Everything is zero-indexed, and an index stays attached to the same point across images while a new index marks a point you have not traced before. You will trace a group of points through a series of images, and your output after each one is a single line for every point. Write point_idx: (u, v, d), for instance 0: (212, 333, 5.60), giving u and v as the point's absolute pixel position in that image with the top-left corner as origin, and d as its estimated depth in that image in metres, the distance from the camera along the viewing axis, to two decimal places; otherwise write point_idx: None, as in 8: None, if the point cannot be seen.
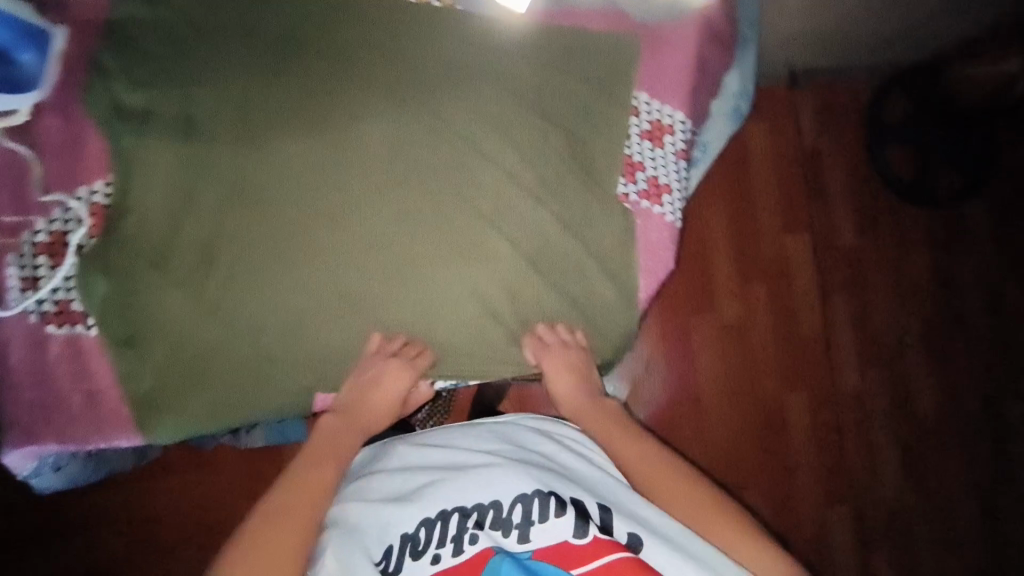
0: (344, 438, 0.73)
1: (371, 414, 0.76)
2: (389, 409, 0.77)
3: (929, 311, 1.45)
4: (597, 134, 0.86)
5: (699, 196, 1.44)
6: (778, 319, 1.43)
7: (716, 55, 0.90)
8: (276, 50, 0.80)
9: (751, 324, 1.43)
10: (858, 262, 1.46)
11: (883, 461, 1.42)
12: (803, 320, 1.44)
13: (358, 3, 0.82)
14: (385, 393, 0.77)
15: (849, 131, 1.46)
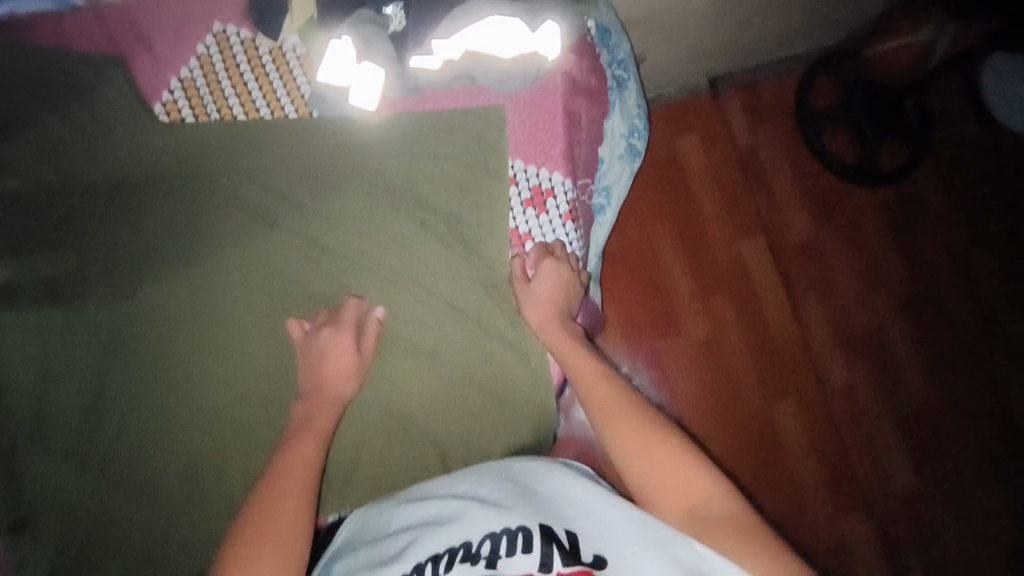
0: (321, 417, 0.70)
1: (331, 380, 0.73)
2: (346, 375, 0.74)
3: (891, 286, 1.51)
4: (475, 209, 0.84)
5: (646, 220, 1.50)
6: (748, 325, 1.47)
7: (586, 107, 0.90)
8: (134, 194, 0.78)
9: (722, 337, 1.46)
10: (813, 254, 1.52)
11: (882, 442, 1.44)
12: (772, 322, 1.48)
13: (212, 131, 0.81)
14: (335, 360, 0.74)
15: (780, 126, 1.56)
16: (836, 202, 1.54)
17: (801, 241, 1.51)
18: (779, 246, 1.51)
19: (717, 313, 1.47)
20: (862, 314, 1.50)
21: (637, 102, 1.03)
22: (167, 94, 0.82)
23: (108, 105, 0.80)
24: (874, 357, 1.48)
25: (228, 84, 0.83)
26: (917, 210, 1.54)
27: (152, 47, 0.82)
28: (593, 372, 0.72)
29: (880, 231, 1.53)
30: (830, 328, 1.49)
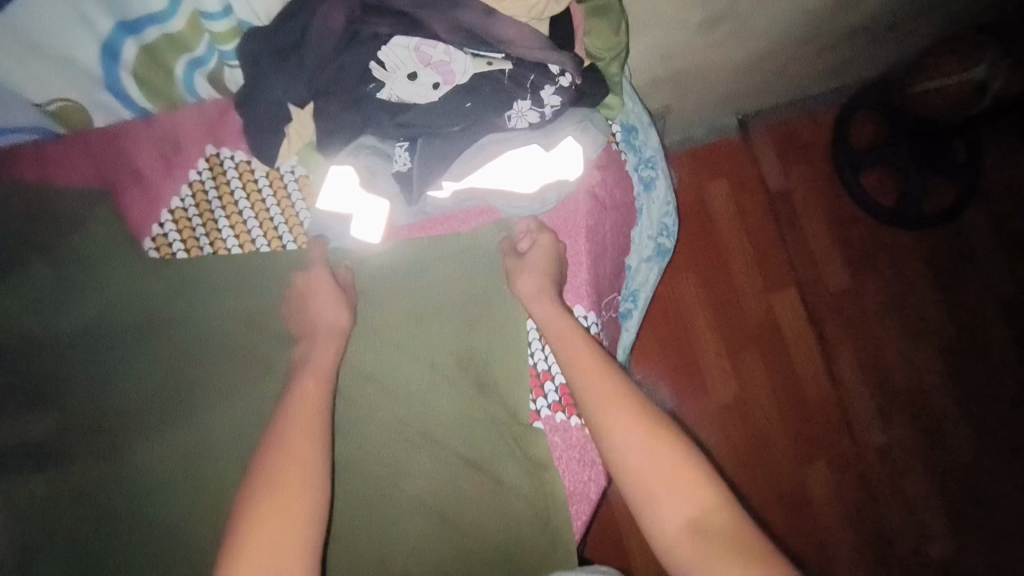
0: (320, 369, 0.67)
1: (321, 325, 0.70)
2: (335, 327, 0.70)
3: (926, 327, 1.58)
4: (490, 343, 0.77)
5: (676, 266, 1.60)
6: (776, 371, 1.53)
7: (609, 220, 0.83)
8: (123, 343, 0.73)
9: (750, 393, 1.52)
10: (845, 300, 1.60)
11: (912, 484, 1.50)
12: (802, 375, 1.54)
13: (205, 267, 0.75)
14: (317, 307, 0.70)
15: (819, 165, 1.67)
16: (871, 242, 1.63)
17: (832, 287, 1.59)
18: (810, 290, 1.59)
19: (745, 367, 1.53)
20: (894, 364, 1.56)
21: (666, 198, 0.92)
22: (157, 228, 0.77)
23: (90, 243, 0.74)
24: (908, 410, 1.54)
25: (221, 212, 0.77)
26: (959, 250, 1.62)
27: (140, 179, 0.77)
28: (589, 360, 0.65)
29: (917, 280, 1.61)
30: (860, 373, 1.55)
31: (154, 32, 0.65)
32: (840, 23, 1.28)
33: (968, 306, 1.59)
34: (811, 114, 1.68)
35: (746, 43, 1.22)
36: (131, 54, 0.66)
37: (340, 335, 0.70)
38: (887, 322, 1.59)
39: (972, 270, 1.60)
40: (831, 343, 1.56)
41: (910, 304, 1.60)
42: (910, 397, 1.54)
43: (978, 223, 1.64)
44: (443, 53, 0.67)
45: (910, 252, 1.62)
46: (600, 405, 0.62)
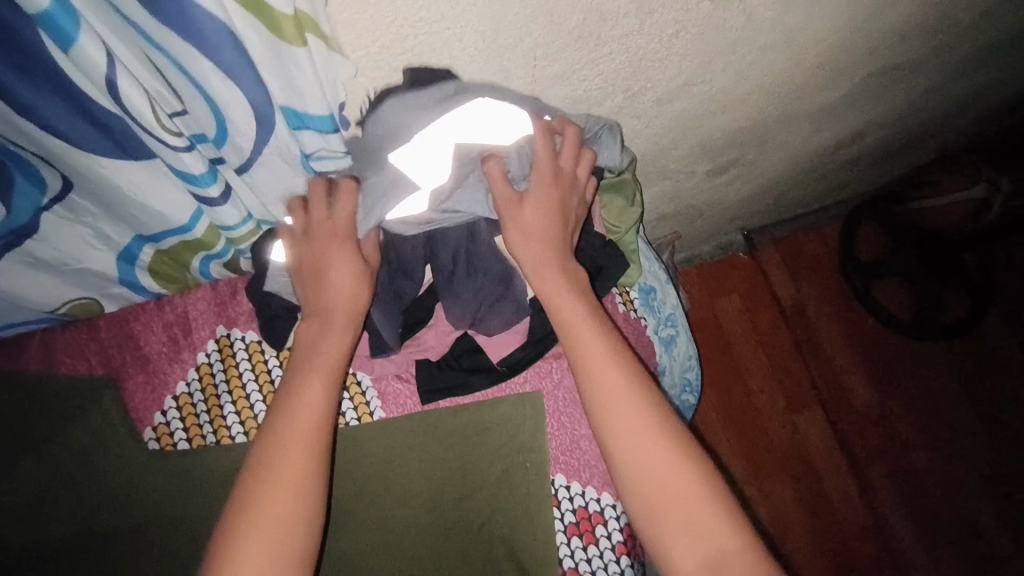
0: (330, 358, 0.58)
1: (336, 308, 0.58)
2: (353, 305, 0.59)
3: (963, 443, 1.52)
4: (514, 524, 0.73)
5: None
6: (809, 500, 1.47)
7: None
8: (122, 546, 0.69)
9: (783, 527, 1.45)
10: (876, 419, 1.55)
11: None
12: (835, 502, 1.47)
13: (205, 464, 0.70)
14: (330, 284, 0.58)
15: (828, 277, 1.66)
16: (894, 354, 1.60)
17: (861, 406, 1.55)
18: (836, 409, 1.55)
19: (773, 495, 1.47)
20: (934, 486, 1.49)
21: (686, 353, 0.89)
22: (159, 415, 0.72)
23: (92, 435, 0.72)
24: (953, 533, 1.45)
25: (227, 396, 0.72)
26: (986, 360, 1.58)
27: (145, 365, 0.74)
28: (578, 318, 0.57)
29: (948, 390, 1.56)
30: (900, 499, 1.48)
31: (171, 240, 0.66)
32: (838, 158, 1.30)
33: (1002, 413, 1.54)
34: (814, 226, 1.70)
35: (750, 181, 1.24)
36: (147, 256, 0.68)
37: (358, 316, 0.60)
38: (923, 439, 1.53)
39: (1002, 383, 1.56)
40: (863, 465, 1.50)
41: (946, 419, 1.54)
42: (952, 519, 1.46)
43: (1000, 333, 1.61)
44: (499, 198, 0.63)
45: (937, 366, 1.58)
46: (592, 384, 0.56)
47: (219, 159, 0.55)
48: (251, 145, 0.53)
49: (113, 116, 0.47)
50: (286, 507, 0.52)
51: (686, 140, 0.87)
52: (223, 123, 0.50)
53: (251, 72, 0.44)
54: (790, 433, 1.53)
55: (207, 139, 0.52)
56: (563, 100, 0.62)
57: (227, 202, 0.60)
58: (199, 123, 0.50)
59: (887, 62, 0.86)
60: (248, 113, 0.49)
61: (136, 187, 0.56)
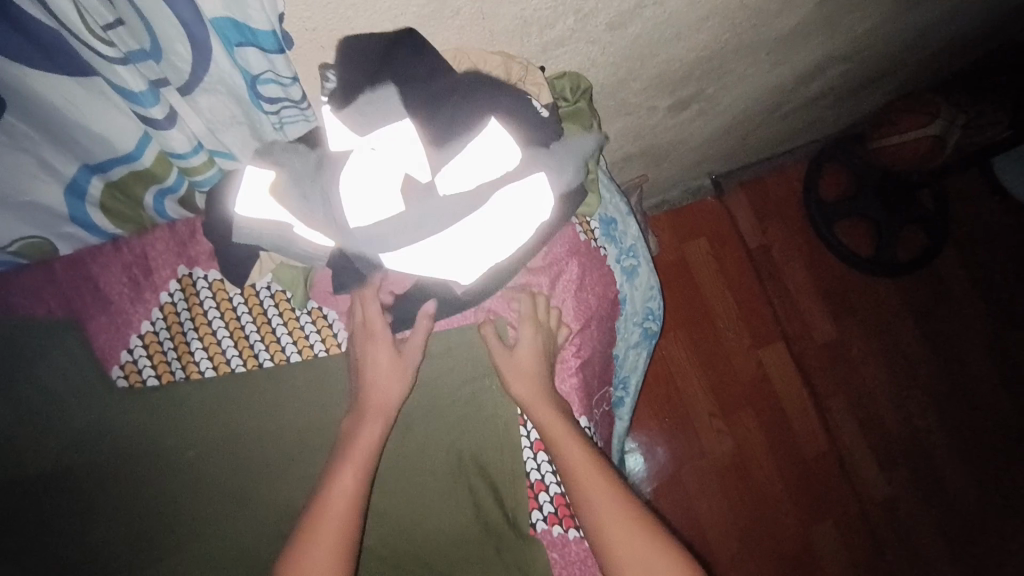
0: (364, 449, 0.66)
1: (373, 401, 0.69)
2: (384, 404, 0.69)
3: (914, 371, 1.61)
4: (483, 443, 0.76)
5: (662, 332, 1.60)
6: (774, 431, 1.54)
7: (597, 314, 0.84)
8: (99, 482, 0.71)
9: (749, 456, 1.52)
10: (835, 352, 1.62)
11: (918, 528, 1.51)
12: (798, 429, 1.55)
13: (175, 397, 0.72)
14: (374, 377, 0.69)
15: (792, 218, 1.70)
16: (854, 290, 1.66)
17: (821, 340, 1.62)
18: (799, 344, 1.61)
19: (741, 430, 1.54)
20: (887, 410, 1.58)
21: (649, 283, 0.91)
22: (126, 353, 0.73)
23: (59, 374, 0.72)
24: (906, 459, 1.55)
25: (193, 332, 0.73)
26: (940, 292, 1.66)
27: (106, 305, 0.73)
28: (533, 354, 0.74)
29: (902, 326, 1.64)
30: (855, 425, 1.57)
31: (119, 169, 0.65)
32: (801, 95, 1.32)
33: (951, 346, 1.62)
34: (778, 168, 1.73)
35: (712, 120, 1.25)
36: (98, 189, 0.68)
37: (388, 409, 0.69)
38: (879, 367, 1.61)
39: (953, 313, 1.64)
40: (822, 394, 1.59)
41: (900, 349, 1.62)
42: (903, 442, 1.56)
43: (954, 266, 1.68)
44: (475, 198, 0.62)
45: (893, 300, 1.65)
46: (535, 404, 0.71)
47: (162, 80, 0.54)
48: (189, 63, 0.52)
49: (41, 24, 0.45)
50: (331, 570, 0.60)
51: (644, 71, 0.88)
52: (158, 38, 0.48)
53: None
54: (756, 370, 1.59)
55: (145, 56, 0.51)
56: (514, 21, 0.62)
57: (172, 126, 0.59)
58: (134, 39, 0.48)
59: None
60: (178, 29, 0.48)
61: (75, 107, 0.55)
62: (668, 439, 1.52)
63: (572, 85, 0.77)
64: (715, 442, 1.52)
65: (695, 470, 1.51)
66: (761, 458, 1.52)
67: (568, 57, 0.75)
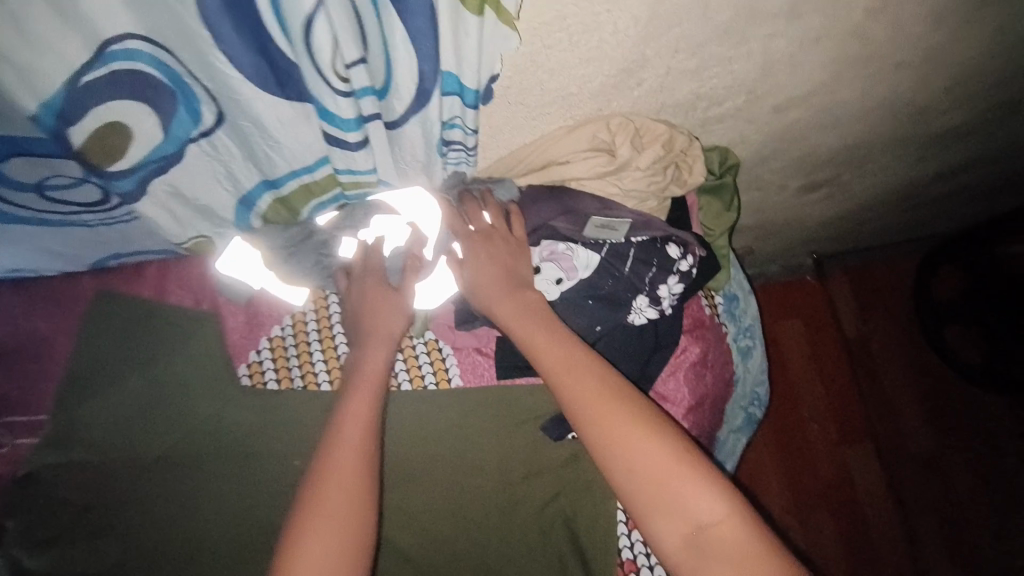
0: (368, 377, 0.60)
1: (375, 326, 0.63)
2: (386, 331, 0.63)
3: None
4: (577, 506, 0.75)
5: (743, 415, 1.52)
6: (850, 538, 1.41)
7: (711, 392, 0.81)
8: (207, 469, 0.74)
9: (822, 557, 1.40)
10: (935, 467, 1.48)
11: None
12: (881, 545, 1.41)
13: (287, 404, 0.74)
14: (380, 305, 0.64)
15: (895, 312, 1.60)
16: (962, 399, 1.53)
17: (919, 451, 1.49)
18: (893, 451, 1.49)
19: (815, 530, 1.42)
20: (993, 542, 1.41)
21: (761, 368, 0.88)
22: (254, 354, 0.77)
23: (191, 365, 0.76)
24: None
25: (318, 347, 0.76)
26: None
27: (248, 306, 0.78)
28: (520, 296, 0.60)
29: (1011, 448, 1.48)
30: (953, 552, 1.40)
31: (290, 185, 0.68)
32: (936, 189, 1.24)
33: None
34: (891, 258, 1.63)
35: (837, 203, 1.20)
36: (264, 204, 0.71)
37: (392, 336, 0.63)
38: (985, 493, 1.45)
39: None
40: (914, 511, 1.44)
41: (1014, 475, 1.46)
42: None
43: None
44: (567, 248, 0.66)
45: (1007, 417, 1.50)
46: (555, 372, 0.56)
47: (375, 114, 0.54)
48: (405, 108, 0.54)
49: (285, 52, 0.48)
50: (344, 526, 0.53)
51: (788, 153, 0.86)
52: (391, 76, 0.50)
53: (429, 41, 0.46)
54: (840, 469, 1.47)
55: (372, 93, 0.51)
56: (688, 96, 0.62)
57: (361, 149, 0.59)
58: (368, 78, 0.49)
59: (1011, 95, 0.83)
60: (413, 79, 0.50)
61: (281, 128, 0.58)
62: None
63: (720, 159, 0.75)
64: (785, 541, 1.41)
65: None
66: (836, 554, 1.40)
67: (722, 133, 0.74)
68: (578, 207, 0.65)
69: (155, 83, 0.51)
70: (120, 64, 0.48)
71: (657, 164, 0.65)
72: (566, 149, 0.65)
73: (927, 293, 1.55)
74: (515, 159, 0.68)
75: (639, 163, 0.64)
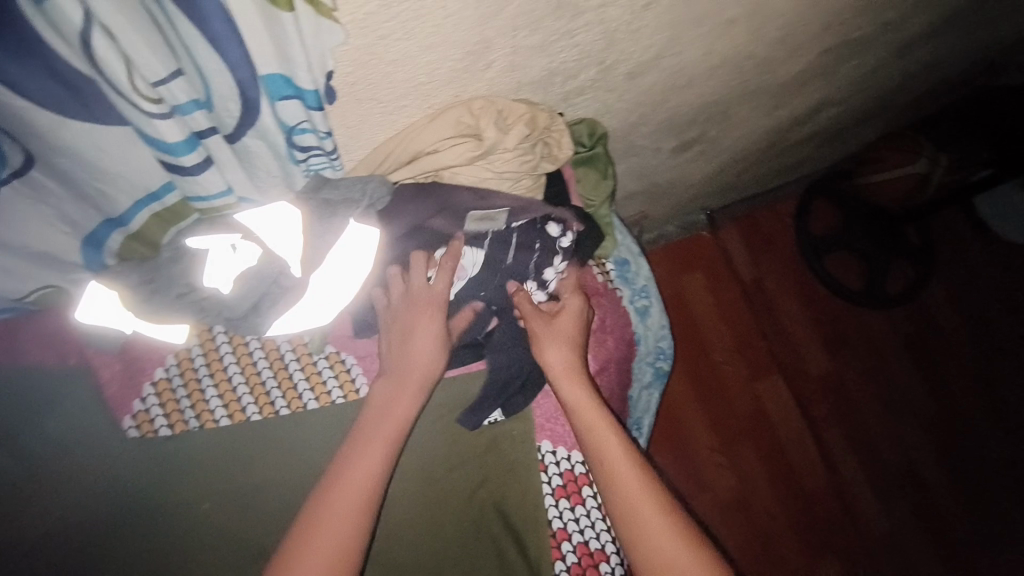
0: (395, 421, 0.63)
1: (413, 370, 0.65)
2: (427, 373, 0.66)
3: (908, 404, 1.63)
4: (505, 489, 0.77)
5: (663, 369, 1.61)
6: (773, 469, 1.53)
7: (616, 353, 0.85)
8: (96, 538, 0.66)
9: (750, 490, 1.51)
10: (833, 387, 1.64)
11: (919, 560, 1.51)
12: (800, 466, 1.54)
13: (188, 445, 0.70)
14: (417, 348, 0.65)
15: (781, 250, 1.74)
16: (848, 320, 1.70)
17: (818, 374, 1.64)
18: (797, 378, 1.63)
19: (742, 463, 1.53)
20: (885, 443, 1.60)
21: (661, 323, 0.92)
22: (139, 404, 0.71)
23: (67, 426, 0.70)
24: (905, 492, 1.56)
25: (210, 382, 0.72)
26: (930, 323, 1.69)
27: (123, 354, 0.72)
28: (545, 337, 0.68)
29: (893, 357, 1.67)
30: (857, 459, 1.58)
31: (139, 216, 0.64)
32: (795, 134, 1.36)
33: (946, 380, 1.65)
34: (771, 202, 1.77)
35: (711, 160, 1.29)
36: (116, 242, 0.67)
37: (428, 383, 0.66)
38: (875, 400, 1.63)
39: (947, 346, 1.68)
40: (821, 429, 1.59)
41: (896, 380, 1.65)
42: (902, 477, 1.57)
43: (942, 300, 1.72)
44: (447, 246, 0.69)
45: (887, 330, 1.69)
46: (573, 399, 0.66)
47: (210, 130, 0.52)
48: (237, 117, 0.52)
49: (77, 71, 0.44)
50: (339, 543, 0.56)
51: (654, 117, 0.90)
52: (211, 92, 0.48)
53: (238, 45, 0.44)
54: (755, 404, 1.59)
55: (196, 107, 0.49)
56: (541, 73, 0.64)
57: (204, 171, 0.57)
58: (188, 91, 0.47)
59: (836, 41, 0.92)
60: (232, 88, 0.48)
61: (109, 152, 0.54)
62: (677, 467, 1.51)
63: (589, 132, 0.78)
64: (717, 480, 1.51)
65: (701, 498, 1.50)
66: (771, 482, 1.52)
67: (586, 105, 0.77)
68: (454, 201, 0.66)
69: None
70: None
71: (525, 142, 0.65)
72: (432, 138, 0.63)
73: (806, 229, 1.70)
74: (382, 152, 0.65)
75: (507, 144, 0.64)
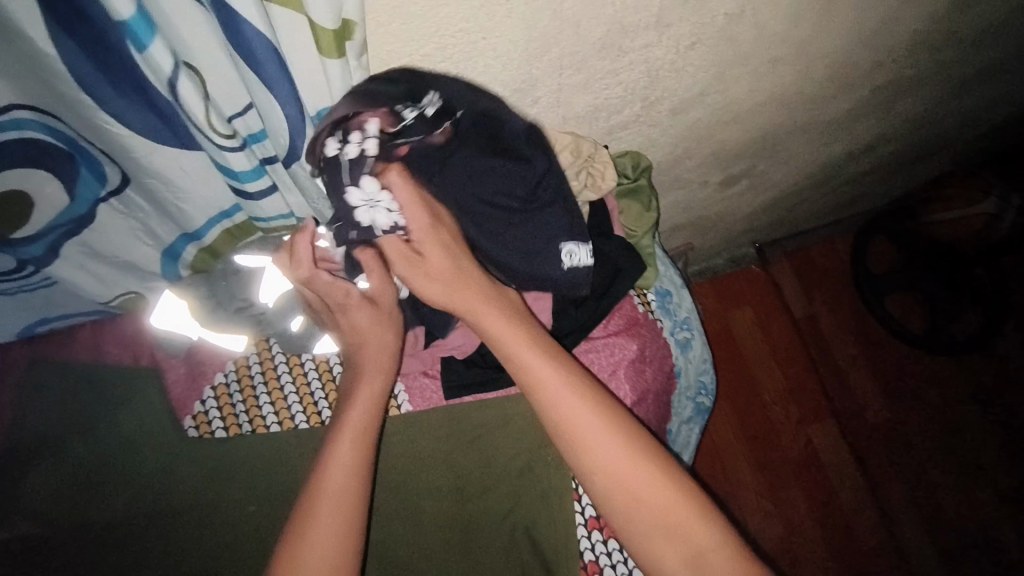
0: (358, 416, 0.58)
1: (366, 355, 0.59)
2: (383, 356, 0.59)
3: (980, 458, 1.50)
4: (537, 517, 0.76)
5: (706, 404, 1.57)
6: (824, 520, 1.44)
7: (655, 383, 0.84)
8: (153, 531, 0.71)
9: (800, 541, 1.43)
10: (892, 435, 1.54)
11: None
12: (856, 519, 1.45)
13: (239, 449, 0.74)
14: (363, 332, 0.59)
15: (836, 288, 1.68)
16: (911, 365, 1.60)
17: (877, 421, 1.55)
18: (852, 423, 1.54)
19: (789, 511, 1.45)
20: (953, 499, 1.47)
21: (702, 356, 0.92)
22: (199, 404, 0.77)
23: (131, 421, 0.75)
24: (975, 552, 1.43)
25: (263, 390, 0.76)
26: (1003, 372, 1.57)
27: (188, 358, 0.78)
28: (496, 310, 0.56)
29: (961, 406, 1.55)
30: (921, 514, 1.46)
31: (212, 233, 0.73)
32: (851, 169, 1.32)
33: None
34: (825, 238, 1.72)
35: (760, 194, 1.27)
36: (191, 254, 0.76)
37: (384, 367, 0.60)
38: (941, 453, 1.52)
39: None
40: (879, 480, 1.49)
41: (966, 432, 1.53)
42: (975, 536, 1.44)
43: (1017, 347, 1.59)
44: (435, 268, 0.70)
45: (955, 378, 1.58)
46: (538, 387, 0.55)
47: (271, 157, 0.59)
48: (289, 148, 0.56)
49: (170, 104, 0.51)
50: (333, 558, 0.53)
51: (700, 151, 0.91)
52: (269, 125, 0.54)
53: (289, 85, 0.49)
54: (805, 449, 1.52)
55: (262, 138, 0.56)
56: (585, 108, 0.66)
57: (263, 198, 0.64)
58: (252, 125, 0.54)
59: (891, 77, 0.90)
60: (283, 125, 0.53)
61: (188, 175, 0.61)
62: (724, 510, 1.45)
63: (633, 164, 0.80)
64: (764, 529, 1.43)
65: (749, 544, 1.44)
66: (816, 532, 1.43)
67: (630, 139, 0.79)
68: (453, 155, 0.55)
69: (53, 149, 0.56)
70: (11, 133, 0.53)
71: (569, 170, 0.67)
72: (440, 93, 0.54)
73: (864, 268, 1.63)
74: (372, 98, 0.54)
75: None
